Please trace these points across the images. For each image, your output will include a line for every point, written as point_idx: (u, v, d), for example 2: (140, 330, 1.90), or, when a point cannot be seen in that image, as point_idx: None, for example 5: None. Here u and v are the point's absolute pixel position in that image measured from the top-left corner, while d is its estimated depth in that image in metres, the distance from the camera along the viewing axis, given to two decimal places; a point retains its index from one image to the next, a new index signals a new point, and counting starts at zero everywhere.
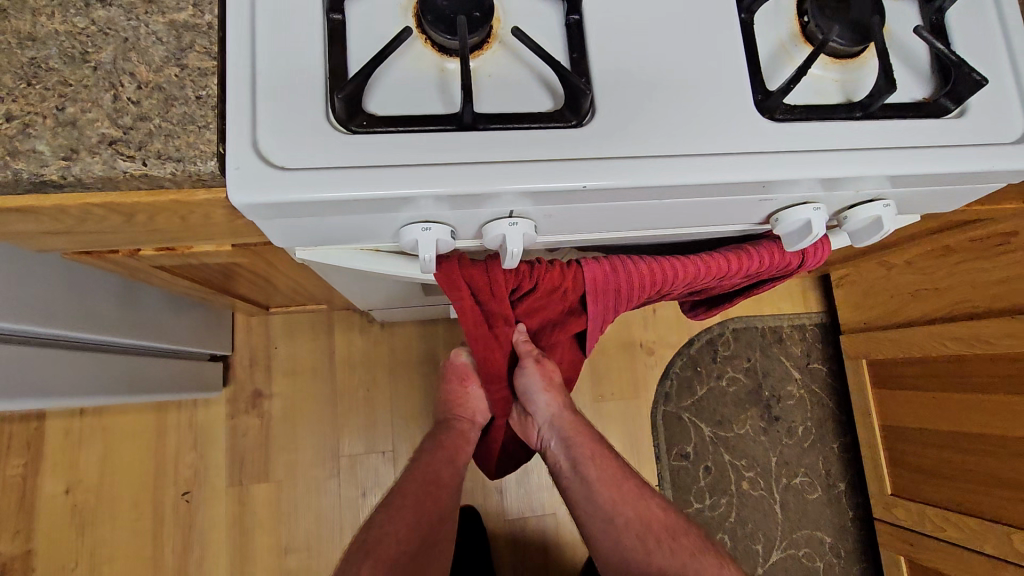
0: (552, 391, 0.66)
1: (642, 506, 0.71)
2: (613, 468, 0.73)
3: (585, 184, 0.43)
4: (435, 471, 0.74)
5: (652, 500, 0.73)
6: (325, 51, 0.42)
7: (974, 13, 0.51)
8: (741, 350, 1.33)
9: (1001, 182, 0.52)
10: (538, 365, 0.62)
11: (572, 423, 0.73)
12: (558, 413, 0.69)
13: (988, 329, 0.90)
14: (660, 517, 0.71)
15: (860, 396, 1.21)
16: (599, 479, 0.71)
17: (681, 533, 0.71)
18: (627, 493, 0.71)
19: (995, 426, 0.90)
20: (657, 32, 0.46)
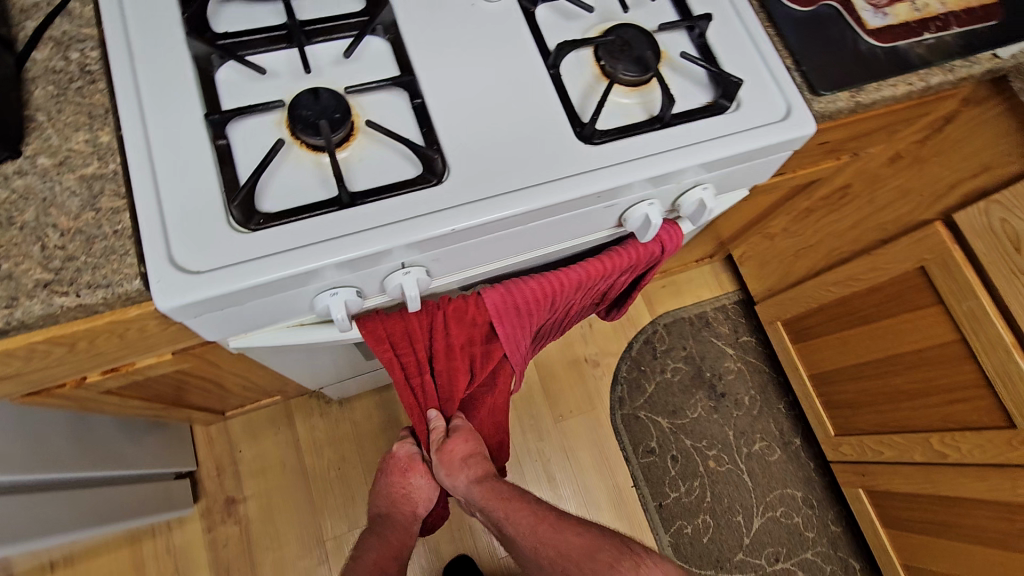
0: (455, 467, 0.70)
1: (561, 540, 0.68)
2: (531, 514, 0.71)
3: (454, 227, 0.52)
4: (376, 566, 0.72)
5: (571, 530, 0.69)
6: (217, 171, 0.51)
7: (728, 33, 0.66)
8: (676, 341, 1.44)
9: (787, 151, 0.65)
10: (441, 450, 0.69)
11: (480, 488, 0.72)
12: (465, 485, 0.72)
13: (856, 269, 1.05)
14: (579, 544, 0.68)
15: (786, 354, 1.33)
16: (519, 533, 0.70)
17: (604, 554, 0.67)
18: (547, 533, 0.69)
19: (886, 348, 1.03)
20: (486, 97, 0.58)
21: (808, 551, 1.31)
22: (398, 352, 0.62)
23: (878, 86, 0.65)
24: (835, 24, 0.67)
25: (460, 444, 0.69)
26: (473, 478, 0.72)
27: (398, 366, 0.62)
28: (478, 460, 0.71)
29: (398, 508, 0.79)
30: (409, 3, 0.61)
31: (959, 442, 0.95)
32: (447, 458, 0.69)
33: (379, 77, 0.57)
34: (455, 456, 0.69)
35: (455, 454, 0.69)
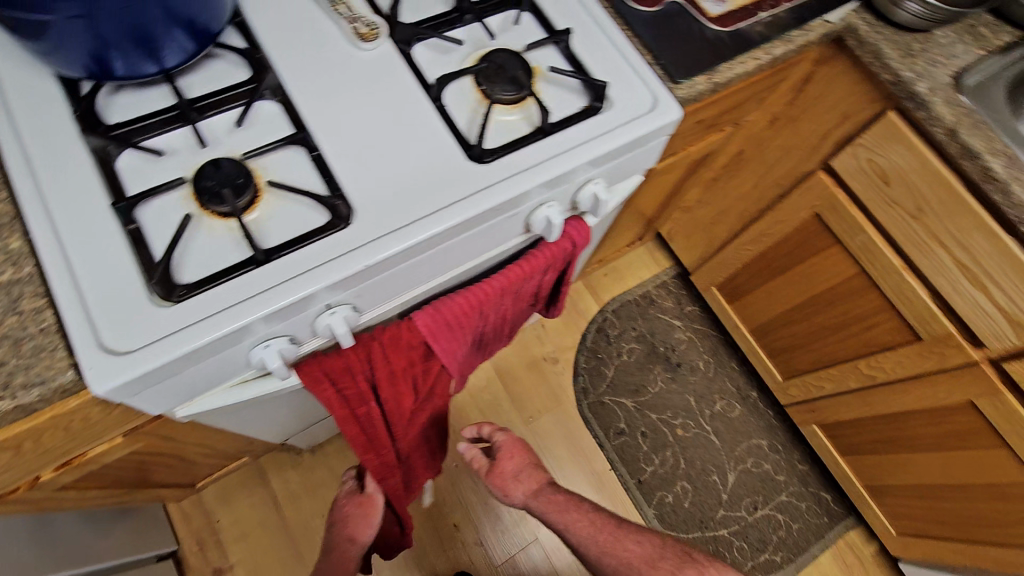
0: (510, 481, 0.92)
1: (623, 549, 0.82)
2: (589, 523, 0.86)
3: (368, 262, 0.56)
4: None
5: (629, 539, 0.83)
6: (132, 253, 0.53)
7: (591, 39, 0.72)
8: (626, 324, 1.52)
9: (664, 136, 0.72)
10: (494, 469, 0.94)
11: (544, 500, 0.90)
12: (523, 496, 0.91)
13: (765, 225, 1.14)
14: (636, 552, 0.81)
15: (726, 315, 1.42)
16: (582, 540, 0.85)
17: (658, 560, 0.80)
18: (606, 539, 0.83)
19: (805, 291, 1.12)
20: (378, 137, 0.62)
21: (783, 494, 1.39)
22: (337, 390, 0.65)
23: (729, 66, 0.73)
24: (682, 17, 0.74)
25: (506, 463, 0.93)
26: (534, 492, 0.91)
27: (340, 403, 0.66)
28: (526, 475, 0.93)
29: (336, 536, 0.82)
30: (292, 64, 0.65)
31: (882, 362, 1.04)
32: (501, 478, 0.93)
33: (274, 138, 0.61)
34: (504, 472, 0.93)
35: (502, 469, 0.93)
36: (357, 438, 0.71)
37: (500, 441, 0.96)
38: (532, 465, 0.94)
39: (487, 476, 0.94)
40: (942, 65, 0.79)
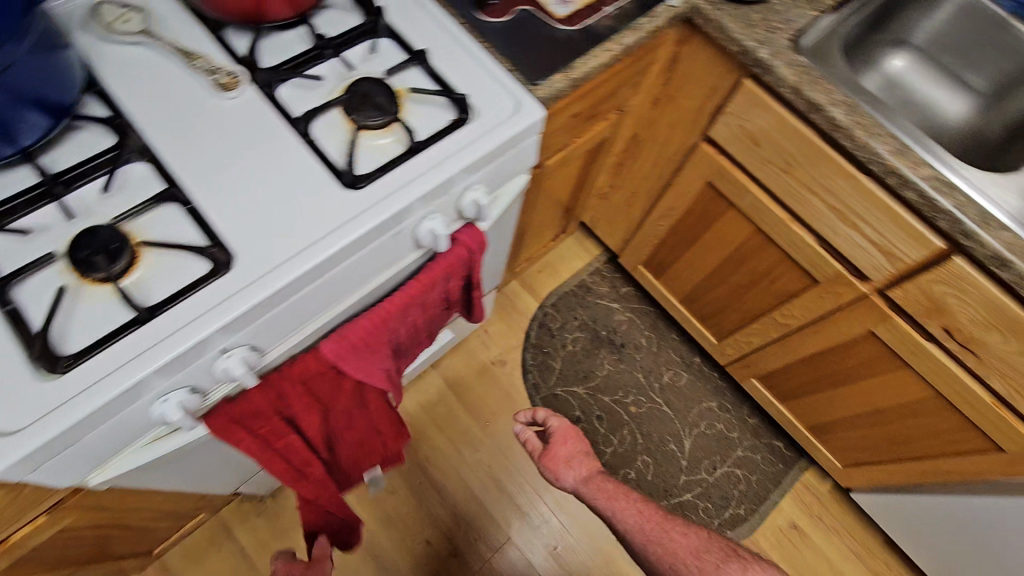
0: (563, 465, 0.93)
1: (665, 540, 0.78)
2: (636, 511, 0.82)
3: (253, 302, 0.58)
4: None
5: (676, 530, 0.79)
6: (11, 334, 0.54)
7: (450, 55, 0.76)
8: (567, 314, 1.56)
9: (534, 136, 0.76)
10: (546, 453, 0.95)
11: (594, 484, 0.89)
12: (574, 480, 0.91)
13: (669, 199, 1.20)
14: (682, 544, 0.77)
15: (657, 289, 1.48)
16: (630, 528, 0.81)
17: (706, 552, 0.76)
18: (653, 531, 0.80)
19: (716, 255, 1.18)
20: (251, 180, 0.64)
21: (738, 450, 1.45)
22: (250, 434, 0.67)
23: (583, 61, 0.78)
24: (533, 22, 0.79)
25: (557, 448, 0.94)
26: (586, 479, 0.90)
27: (255, 444, 0.68)
28: (578, 462, 0.92)
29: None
30: (157, 123, 0.66)
31: (793, 309, 1.10)
32: (553, 460, 0.93)
33: (146, 198, 0.62)
34: (556, 455, 0.94)
35: (556, 452, 0.94)
36: (281, 470, 0.73)
37: (554, 426, 0.98)
38: (586, 452, 0.94)
39: (539, 457, 0.95)
40: (780, 30, 0.86)
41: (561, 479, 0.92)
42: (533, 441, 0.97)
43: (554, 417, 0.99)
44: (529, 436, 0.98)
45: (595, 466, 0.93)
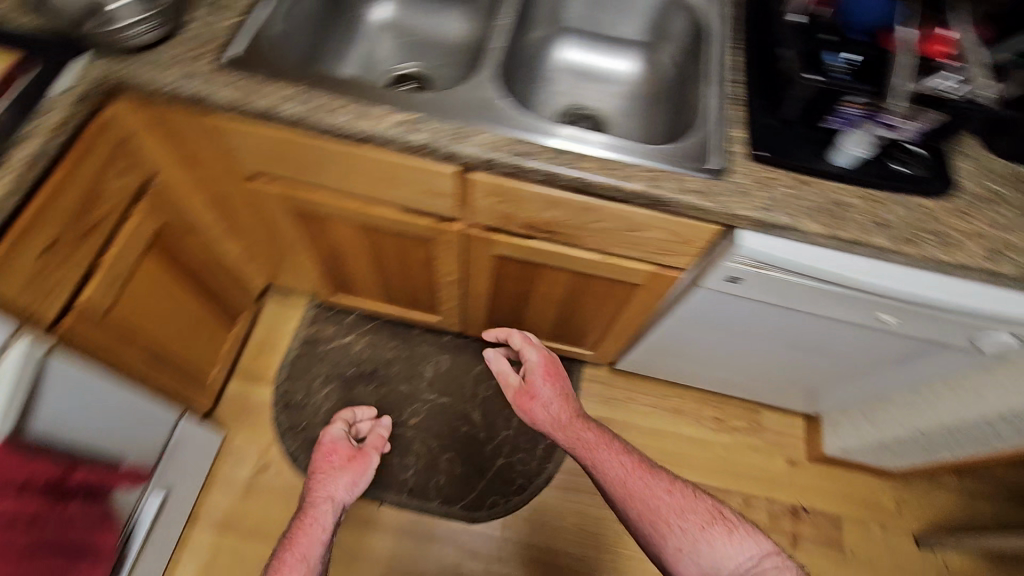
0: (537, 398, 0.99)
1: (648, 493, 0.87)
2: (618, 465, 0.89)
3: None
4: (320, 517, 0.91)
5: (662, 486, 0.88)
6: None
7: None
8: (307, 377, 1.47)
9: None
10: (519, 388, 1.02)
11: (574, 425, 0.94)
12: (549, 417, 0.96)
13: (290, 232, 1.15)
14: (665, 503, 0.86)
15: (367, 305, 1.43)
16: (608, 478, 0.89)
17: (689, 511, 0.86)
18: (637, 477, 0.88)
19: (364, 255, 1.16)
20: None
21: None
22: None
23: None
24: None
25: (533, 386, 1.00)
26: (569, 417, 0.95)
27: None
28: (557, 406, 0.97)
29: (319, 490, 0.97)
30: None
31: (444, 266, 1.12)
32: (525, 398, 1.00)
33: None
34: (529, 391, 1.00)
35: (533, 388, 1.00)
36: None
37: (533, 360, 1.03)
38: (569, 396, 0.99)
39: (512, 396, 1.02)
40: (201, 55, 0.80)
41: (535, 419, 0.98)
42: (513, 381, 1.02)
43: (535, 352, 1.03)
44: (507, 370, 1.03)
45: (573, 407, 0.97)
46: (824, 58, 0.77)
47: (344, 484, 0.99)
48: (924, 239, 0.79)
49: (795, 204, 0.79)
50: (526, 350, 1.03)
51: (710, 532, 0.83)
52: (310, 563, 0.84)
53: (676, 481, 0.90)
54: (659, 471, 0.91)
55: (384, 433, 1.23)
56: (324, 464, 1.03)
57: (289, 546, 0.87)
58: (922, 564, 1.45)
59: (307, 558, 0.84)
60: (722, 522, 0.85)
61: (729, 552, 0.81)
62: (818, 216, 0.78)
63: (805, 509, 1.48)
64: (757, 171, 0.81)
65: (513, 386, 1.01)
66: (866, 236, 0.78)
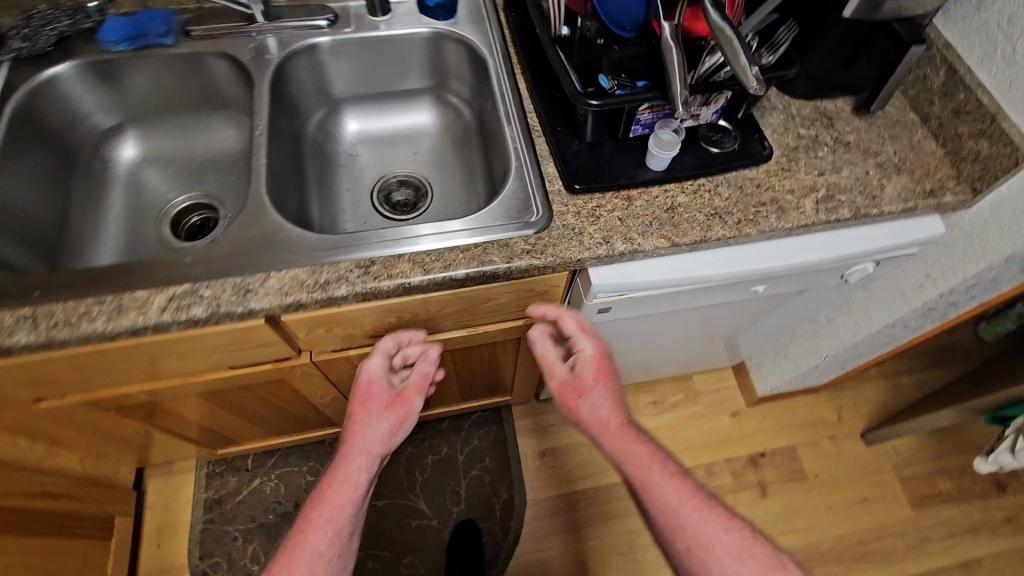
0: (587, 389, 0.75)
1: (702, 529, 0.66)
2: (668, 489, 0.68)
3: None
4: (346, 492, 0.67)
5: (722, 517, 0.67)
6: None
7: None
8: (226, 544, 1.30)
9: None
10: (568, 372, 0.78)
11: (620, 431, 0.72)
12: (597, 416, 0.74)
13: (127, 422, 0.97)
14: (719, 543, 0.65)
15: (261, 444, 1.28)
16: (654, 502, 0.68)
17: (749, 557, 0.64)
18: (693, 509, 0.67)
19: (225, 412, 1.01)
20: None
21: (460, 458, 1.45)
22: None
23: None
24: None
25: (581, 373, 0.77)
26: (618, 420, 0.73)
27: None
28: (606, 404, 0.74)
29: (350, 442, 0.70)
30: None
31: (316, 391, 1.00)
32: (573, 387, 0.76)
33: None
34: (574, 381, 0.76)
35: (580, 381, 0.76)
36: None
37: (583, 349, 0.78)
38: (622, 398, 0.76)
39: (552, 382, 0.78)
40: None
41: (582, 415, 0.75)
42: (559, 369, 0.78)
43: (590, 341, 0.77)
44: (553, 357, 0.79)
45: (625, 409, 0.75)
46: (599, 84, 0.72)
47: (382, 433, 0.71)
48: (762, 213, 0.77)
49: (630, 226, 0.74)
50: (579, 339, 0.78)
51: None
52: (338, 526, 0.66)
53: (738, 516, 0.68)
54: (717, 500, 0.69)
55: (433, 358, 0.79)
56: (358, 408, 0.73)
57: (304, 537, 0.65)
58: (875, 459, 1.53)
59: (336, 525, 0.66)
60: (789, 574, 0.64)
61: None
62: (655, 230, 0.74)
63: (761, 455, 1.51)
64: (583, 204, 0.75)
65: (559, 376, 0.78)
66: (705, 232, 0.75)
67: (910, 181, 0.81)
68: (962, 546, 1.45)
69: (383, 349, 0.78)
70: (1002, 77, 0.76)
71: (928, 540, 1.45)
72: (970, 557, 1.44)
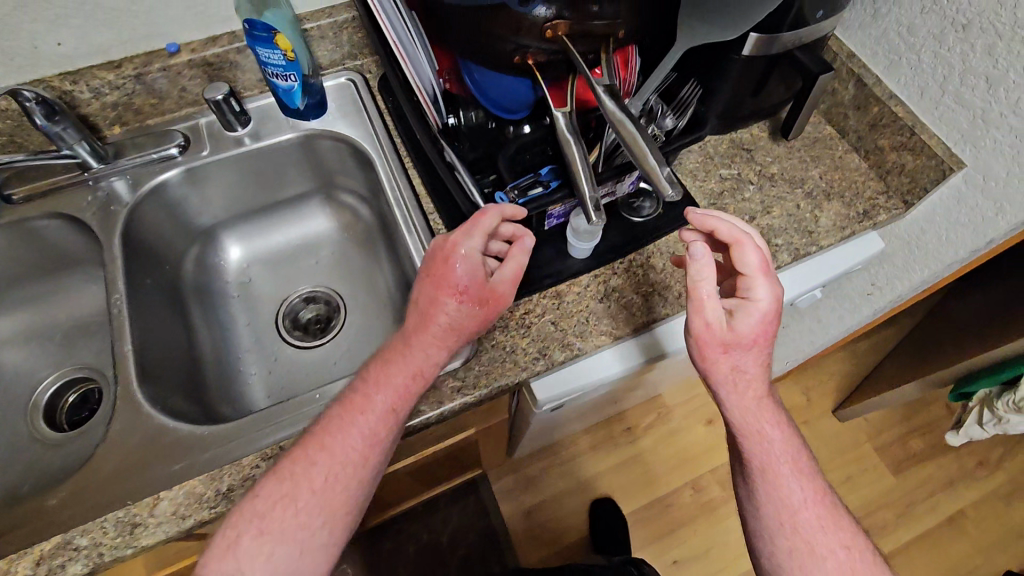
0: (742, 349, 0.57)
1: (812, 539, 0.57)
2: (787, 486, 0.59)
3: None
4: (411, 396, 0.57)
5: (837, 528, 0.58)
6: None
7: None
8: None
9: None
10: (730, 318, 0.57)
11: (756, 408, 0.58)
12: (740, 377, 0.57)
13: None
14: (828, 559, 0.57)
15: None
16: (762, 492, 0.59)
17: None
18: (817, 518, 0.58)
19: None
20: None
21: (444, 540, 1.36)
22: None
23: None
24: None
25: (743, 328, 0.56)
26: (759, 392, 0.58)
27: None
28: (748, 378, 0.58)
29: (432, 333, 0.56)
30: None
31: None
32: (731, 342, 0.56)
33: None
34: (729, 331, 0.56)
35: (734, 336, 0.56)
36: None
37: (754, 299, 0.56)
38: (769, 365, 0.59)
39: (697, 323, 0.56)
40: None
41: (721, 372, 0.57)
42: (713, 316, 0.55)
43: (768, 293, 0.56)
44: (712, 293, 0.55)
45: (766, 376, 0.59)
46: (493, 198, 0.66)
47: (464, 324, 0.57)
48: None
49: (565, 329, 0.67)
50: (760, 288, 0.56)
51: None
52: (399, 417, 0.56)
53: (865, 542, 0.59)
54: (842, 511, 0.60)
55: (528, 251, 0.59)
56: (449, 288, 0.56)
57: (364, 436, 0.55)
58: (850, 434, 1.54)
59: (395, 416, 0.56)
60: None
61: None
62: (595, 328, 0.67)
63: None
64: (510, 315, 0.67)
65: (707, 326, 0.55)
66: (649, 316, 0.68)
67: (842, 205, 0.76)
68: (945, 500, 1.48)
69: (485, 228, 0.56)
70: (913, 86, 0.71)
71: (915, 503, 1.47)
72: (956, 510, 1.47)
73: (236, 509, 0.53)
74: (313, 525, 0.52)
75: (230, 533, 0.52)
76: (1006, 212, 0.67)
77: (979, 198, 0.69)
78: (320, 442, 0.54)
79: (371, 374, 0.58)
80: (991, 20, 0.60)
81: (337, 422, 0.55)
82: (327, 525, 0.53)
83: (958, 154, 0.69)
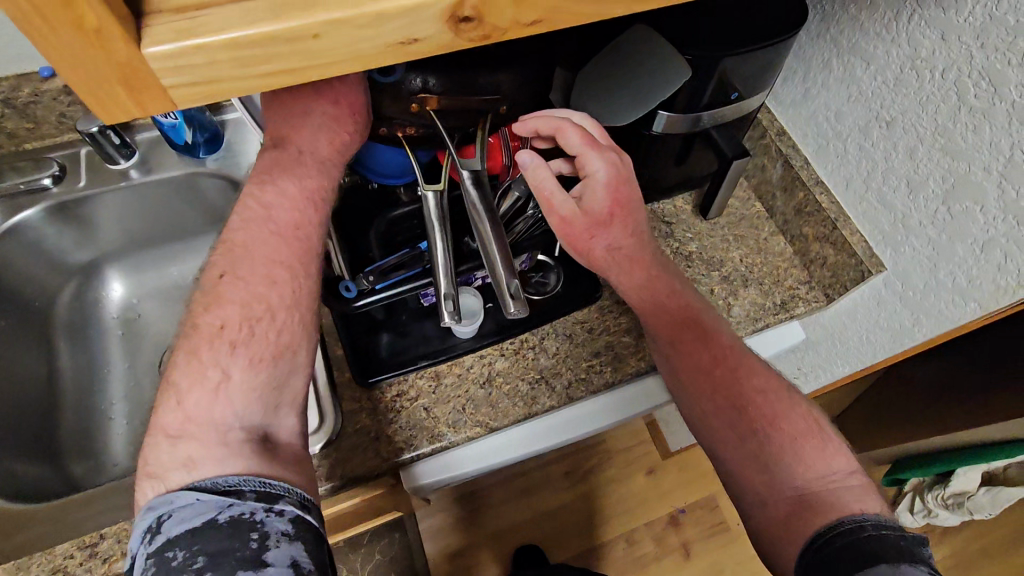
0: (603, 223, 0.54)
1: (728, 390, 0.53)
2: (693, 343, 0.55)
3: None
4: (290, 220, 0.47)
5: (750, 377, 0.53)
6: None
7: None
8: None
9: None
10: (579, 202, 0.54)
11: (645, 276, 0.56)
12: (616, 254, 0.55)
13: None
14: (743, 397, 0.52)
15: None
16: (675, 356, 0.55)
17: (780, 419, 0.52)
18: (729, 369, 0.54)
19: None
20: None
21: None
22: None
23: None
24: None
25: (595, 204, 0.53)
26: (642, 255, 0.56)
27: None
28: (624, 251, 0.55)
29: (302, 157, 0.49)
30: None
31: None
32: (590, 224, 0.54)
33: None
34: (589, 212, 0.54)
35: (595, 217, 0.54)
36: None
37: (596, 169, 0.52)
38: (644, 226, 0.56)
39: (558, 218, 0.54)
40: None
41: (596, 255, 0.55)
42: (564, 208, 0.53)
43: (602, 155, 0.52)
44: (555, 187, 0.52)
45: (644, 234, 0.56)
46: (341, 284, 0.56)
47: (329, 134, 0.49)
48: (595, 367, 0.65)
49: (438, 417, 0.61)
50: (591, 161, 0.52)
51: (805, 448, 0.50)
52: (286, 248, 0.46)
53: (772, 372, 0.55)
54: (755, 358, 0.56)
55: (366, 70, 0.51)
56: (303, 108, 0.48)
57: (225, 291, 0.44)
58: None
59: (285, 243, 0.47)
60: (821, 442, 0.51)
61: (817, 467, 0.49)
62: (471, 417, 0.62)
63: (682, 512, 1.45)
64: (381, 398, 0.62)
65: (563, 222, 0.53)
66: (530, 408, 0.63)
67: (760, 295, 0.69)
68: None
69: None
70: (839, 175, 0.66)
71: None
72: None
73: (186, 346, 0.43)
74: (292, 345, 0.46)
75: (206, 371, 0.42)
76: (923, 322, 0.62)
77: (897, 304, 0.64)
78: (264, 255, 0.46)
79: (275, 182, 0.48)
80: (914, 121, 0.55)
81: (262, 234, 0.46)
82: (307, 338, 0.47)
83: (878, 255, 0.64)
